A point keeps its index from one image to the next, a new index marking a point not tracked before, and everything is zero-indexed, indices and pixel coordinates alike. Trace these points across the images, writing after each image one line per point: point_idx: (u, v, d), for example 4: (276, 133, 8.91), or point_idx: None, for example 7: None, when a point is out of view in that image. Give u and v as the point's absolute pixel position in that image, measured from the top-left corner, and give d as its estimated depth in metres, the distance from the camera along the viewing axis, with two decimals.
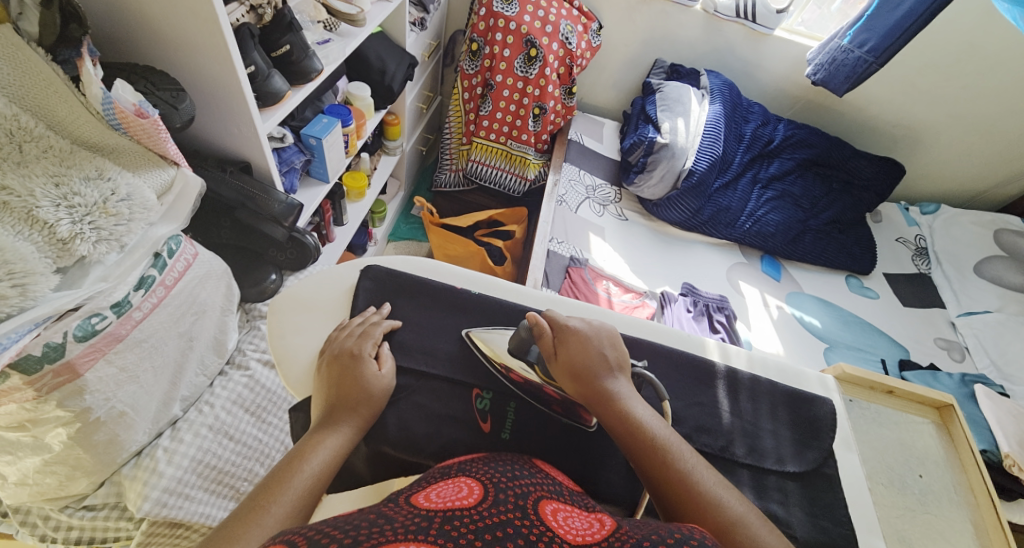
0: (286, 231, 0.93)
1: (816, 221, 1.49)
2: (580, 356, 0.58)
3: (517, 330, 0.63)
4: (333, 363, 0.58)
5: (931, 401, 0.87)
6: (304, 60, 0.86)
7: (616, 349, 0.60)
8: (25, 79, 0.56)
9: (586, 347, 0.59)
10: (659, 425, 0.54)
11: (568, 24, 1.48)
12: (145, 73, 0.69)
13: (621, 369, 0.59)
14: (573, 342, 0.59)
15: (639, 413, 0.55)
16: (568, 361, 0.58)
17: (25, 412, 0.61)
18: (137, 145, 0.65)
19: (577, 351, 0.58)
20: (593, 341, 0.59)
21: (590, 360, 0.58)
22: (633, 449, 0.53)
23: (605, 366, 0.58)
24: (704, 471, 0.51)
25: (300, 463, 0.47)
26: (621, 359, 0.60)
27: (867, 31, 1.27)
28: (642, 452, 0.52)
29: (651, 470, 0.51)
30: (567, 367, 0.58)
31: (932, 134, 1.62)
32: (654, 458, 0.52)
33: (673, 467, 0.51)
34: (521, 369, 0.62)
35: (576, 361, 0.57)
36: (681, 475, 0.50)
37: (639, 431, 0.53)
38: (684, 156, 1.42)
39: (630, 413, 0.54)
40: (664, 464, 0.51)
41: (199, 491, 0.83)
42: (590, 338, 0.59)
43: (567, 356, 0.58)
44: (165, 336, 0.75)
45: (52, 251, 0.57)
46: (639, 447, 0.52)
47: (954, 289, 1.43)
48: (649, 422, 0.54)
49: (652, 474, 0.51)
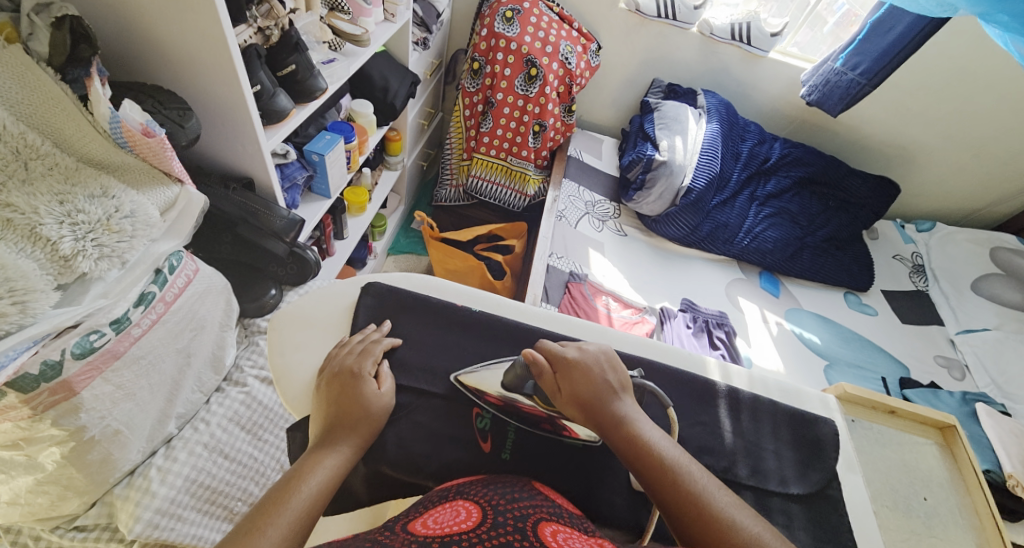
0: (288, 247, 0.93)
1: (813, 239, 1.50)
2: (582, 385, 0.57)
3: (511, 365, 0.62)
4: (333, 381, 0.58)
5: (934, 421, 0.86)
6: (309, 80, 0.88)
7: (618, 372, 0.60)
8: (34, 97, 0.57)
9: (588, 374, 0.58)
10: (668, 445, 0.54)
11: (567, 44, 1.51)
12: (152, 91, 0.70)
13: (626, 391, 0.59)
14: (574, 370, 0.58)
15: (647, 435, 0.54)
16: (572, 392, 0.57)
17: (20, 430, 0.60)
18: (143, 162, 0.66)
19: (580, 380, 0.58)
20: (594, 367, 0.59)
21: (593, 388, 0.57)
22: (645, 473, 0.52)
23: (609, 391, 0.57)
24: (712, 489, 0.50)
25: (298, 483, 0.47)
26: (624, 381, 0.60)
27: (859, 55, 1.30)
28: (655, 476, 0.51)
29: (665, 494, 0.50)
30: (572, 398, 0.57)
31: (925, 153, 1.64)
32: (667, 481, 0.51)
33: (686, 489, 0.50)
34: (497, 391, 0.62)
35: (579, 391, 0.57)
36: (695, 496, 0.49)
37: (650, 454, 0.53)
38: (682, 174, 1.44)
39: (639, 436, 0.54)
40: (678, 486, 0.50)
41: (192, 512, 0.82)
42: (591, 365, 0.59)
43: (569, 388, 0.58)
44: (163, 352, 0.74)
45: (54, 268, 0.57)
46: (652, 471, 0.52)
47: (952, 307, 1.43)
48: (658, 443, 0.54)
49: (666, 497, 0.50)
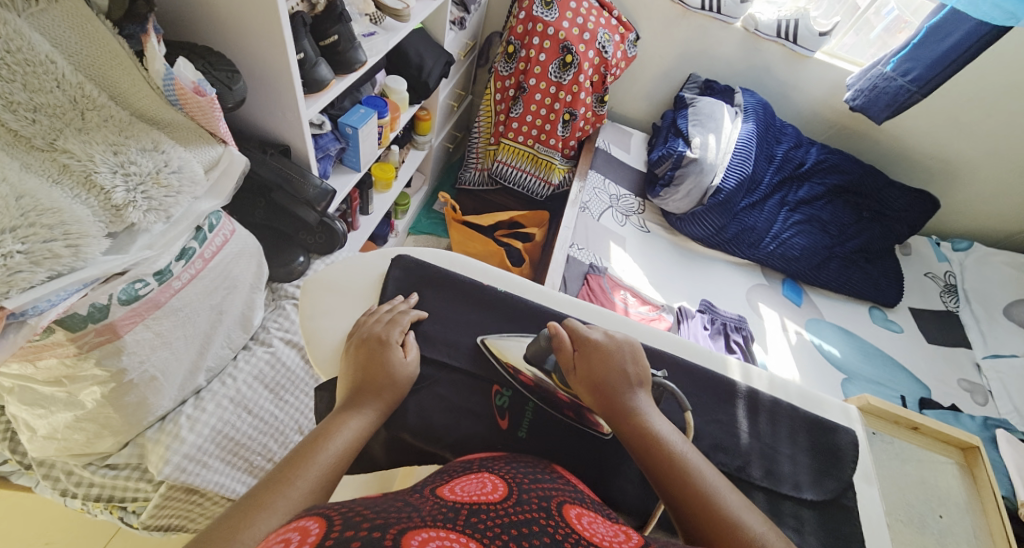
0: (318, 216, 0.95)
1: (843, 249, 1.47)
2: (599, 369, 0.58)
3: (535, 339, 0.63)
4: (361, 347, 0.59)
5: (956, 441, 0.85)
6: (350, 51, 0.88)
7: (638, 366, 0.60)
8: (93, 50, 0.59)
9: (608, 361, 0.59)
10: (678, 441, 0.54)
11: (605, 32, 1.48)
12: (203, 52, 0.71)
13: (643, 384, 0.59)
14: (594, 355, 0.59)
15: (657, 428, 0.54)
16: (589, 374, 0.58)
17: (65, 367, 0.63)
18: (190, 121, 0.67)
19: (598, 364, 0.58)
20: (615, 355, 0.59)
21: (610, 375, 0.58)
22: (649, 461, 0.53)
23: (626, 381, 0.58)
24: (719, 487, 0.51)
25: (324, 442, 0.48)
26: (643, 374, 0.59)
27: (911, 60, 1.26)
28: (662, 468, 0.52)
29: (669, 486, 0.51)
30: (587, 379, 0.58)
31: (968, 169, 1.58)
32: (672, 474, 0.51)
33: (690, 483, 0.51)
34: (530, 370, 0.63)
35: (595, 373, 0.58)
36: (700, 494, 0.50)
37: (658, 446, 0.53)
38: (713, 173, 1.41)
39: (649, 428, 0.54)
40: (683, 481, 0.51)
41: (216, 461, 0.85)
42: (613, 353, 0.59)
43: (586, 369, 0.58)
44: (199, 307, 0.77)
45: (107, 216, 0.59)
46: (659, 464, 0.52)
47: (981, 330, 1.40)
48: (667, 437, 0.54)
49: (669, 488, 0.51)
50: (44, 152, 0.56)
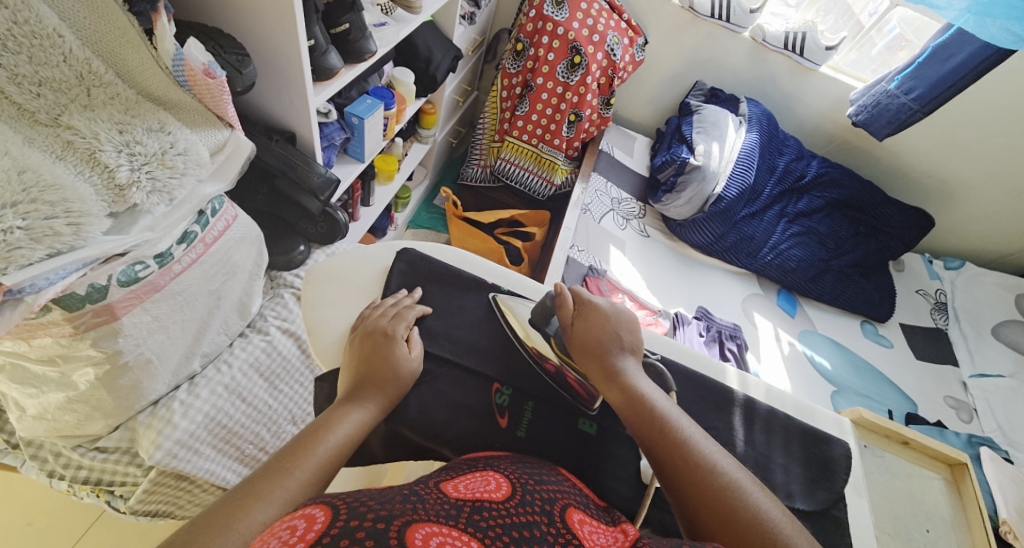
0: (321, 205, 0.94)
1: (839, 262, 1.48)
2: (594, 329, 0.63)
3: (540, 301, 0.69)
4: (366, 339, 0.59)
5: (945, 457, 0.86)
6: (360, 41, 0.88)
7: (632, 333, 0.64)
8: (101, 25, 0.58)
9: (604, 324, 0.64)
10: (661, 397, 0.58)
11: (614, 35, 1.48)
12: (213, 34, 0.70)
13: (634, 350, 0.63)
14: (593, 318, 0.64)
15: (641, 384, 0.58)
16: (585, 332, 0.63)
17: (60, 346, 0.63)
18: (198, 103, 0.66)
19: (595, 325, 0.63)
20: (611, 320, 0.64)
21: (604, 335, 0.63)
22: (632, 411, 0.56)
23: (618, 342, 0.62)
24: (696, 437, 0.54)
25: (325, 433, 0.48)
26: (636, 342, 0.64)
27: (915, 79, 1.27)
28: (642, 417, 0.56)
29: (648, 433, 0.54)
30: (582, 336, 0.63)
31: (964, 189, 1.60)
32: (652, 423, 0.55)
33: (667, 431, 0.54)
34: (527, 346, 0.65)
35: (590, 331, 0.63)
36: (677, 441, 0.53)
37: (641, 398, 0.57)
38: (715, 181, 1.42)
39: (633, 383, 0.58)
40: (660, 428, 0.54)
41: (208, 448, 0.84)
42: (609, 318, 0.64)
43: (583, 328, 0.64)
44: (197, 292, 0.76)
45: (109, 195, 0.58)
46: (640, 413, 0.56)
47: (970, 348, 1.41)
48: (650, 393, 0.58)
49: (647, 434, 0.54)
50: (48, 128, 0.55)
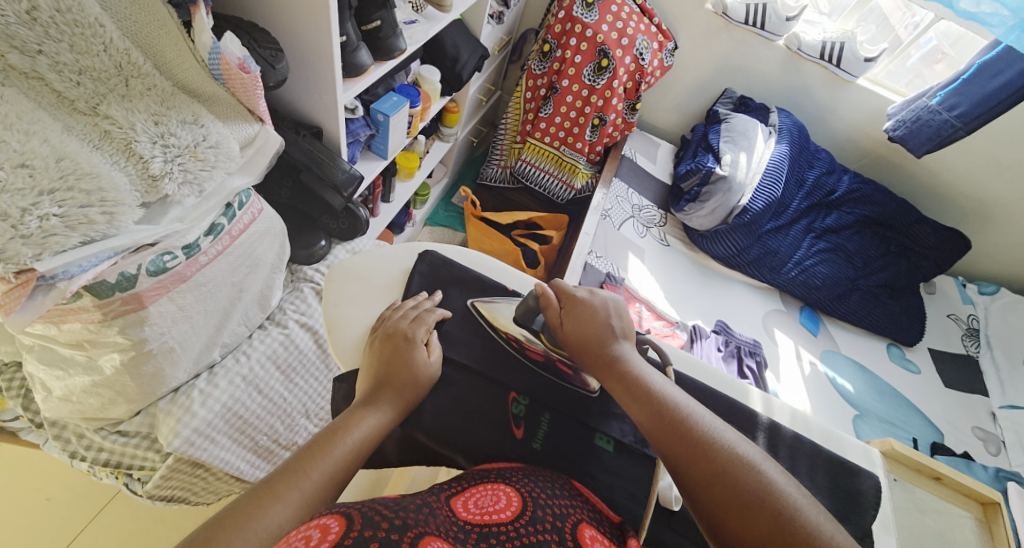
0: (344, 201, 0.94)
1: (866, 282, 1.43)
2: (584, 323, 0.61)
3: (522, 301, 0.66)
4: (386, 342, 0.59)
5: (978, 496, 0.82)
6: (390, 38, 0.88)
7: (622, 321, 0.63)
8: (141, 16, 0.58)
9: (593, 316, 0.62)
10: (659, 380, 0.56)
11: (644, 39, 1.46)
12: (249, 28, 0.70)
13: (626, 338, 0.61)
14: (580, 311, 0.62)
15: (638, 370, 0.57)
16: (575, 329, 0.61)
17: (88, 332, 0.64)
18: (231, 96, 0.66)
19: (583, 320, 0.61)
20: (599, 311, 0.62)
21: (595, 329, 0.61)
22: (632, 399, 0.55)
23: (610, 334, 0.61)
24: (698, 414, 0.53)
25: (343, 435, 0.48)
26: (627, 330, 0.62)
27: (960, 95, 1.22)
28: (643, 404, 0.54)
29: (650, 420, 0.53)
30: (573, 333, 0.61)
31: (1003, 212, 1.54)
32: (653, 408, 0.53)
33: (669, 412, 0.52)
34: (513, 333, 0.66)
35: (580, 326, 0.61)
36: (678, 421, 0.52)
37: (639, 384, 0.55)
38: (741, 193, 1.38)
39: (630, 371, 0.57)
40: (661, 411, 0.53)
41: (224, 438, 0.85)
42: (597, 309, 0.62)
43: (573, 325, 0.61)
44: (221, 283, 0.76)
45: (142, 186, 0.59)
46: (641, 400, 0.54)
47: (1001, 379, 1.36)
48: (648, 378, 0.56)
49: (649, 422, 0.53)
50: (88, 116, 0.56)
